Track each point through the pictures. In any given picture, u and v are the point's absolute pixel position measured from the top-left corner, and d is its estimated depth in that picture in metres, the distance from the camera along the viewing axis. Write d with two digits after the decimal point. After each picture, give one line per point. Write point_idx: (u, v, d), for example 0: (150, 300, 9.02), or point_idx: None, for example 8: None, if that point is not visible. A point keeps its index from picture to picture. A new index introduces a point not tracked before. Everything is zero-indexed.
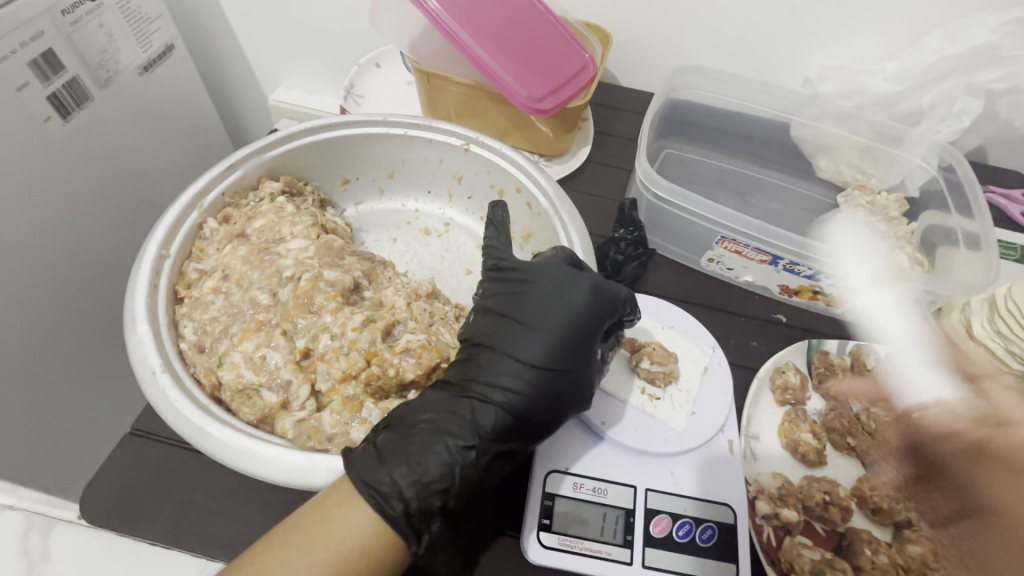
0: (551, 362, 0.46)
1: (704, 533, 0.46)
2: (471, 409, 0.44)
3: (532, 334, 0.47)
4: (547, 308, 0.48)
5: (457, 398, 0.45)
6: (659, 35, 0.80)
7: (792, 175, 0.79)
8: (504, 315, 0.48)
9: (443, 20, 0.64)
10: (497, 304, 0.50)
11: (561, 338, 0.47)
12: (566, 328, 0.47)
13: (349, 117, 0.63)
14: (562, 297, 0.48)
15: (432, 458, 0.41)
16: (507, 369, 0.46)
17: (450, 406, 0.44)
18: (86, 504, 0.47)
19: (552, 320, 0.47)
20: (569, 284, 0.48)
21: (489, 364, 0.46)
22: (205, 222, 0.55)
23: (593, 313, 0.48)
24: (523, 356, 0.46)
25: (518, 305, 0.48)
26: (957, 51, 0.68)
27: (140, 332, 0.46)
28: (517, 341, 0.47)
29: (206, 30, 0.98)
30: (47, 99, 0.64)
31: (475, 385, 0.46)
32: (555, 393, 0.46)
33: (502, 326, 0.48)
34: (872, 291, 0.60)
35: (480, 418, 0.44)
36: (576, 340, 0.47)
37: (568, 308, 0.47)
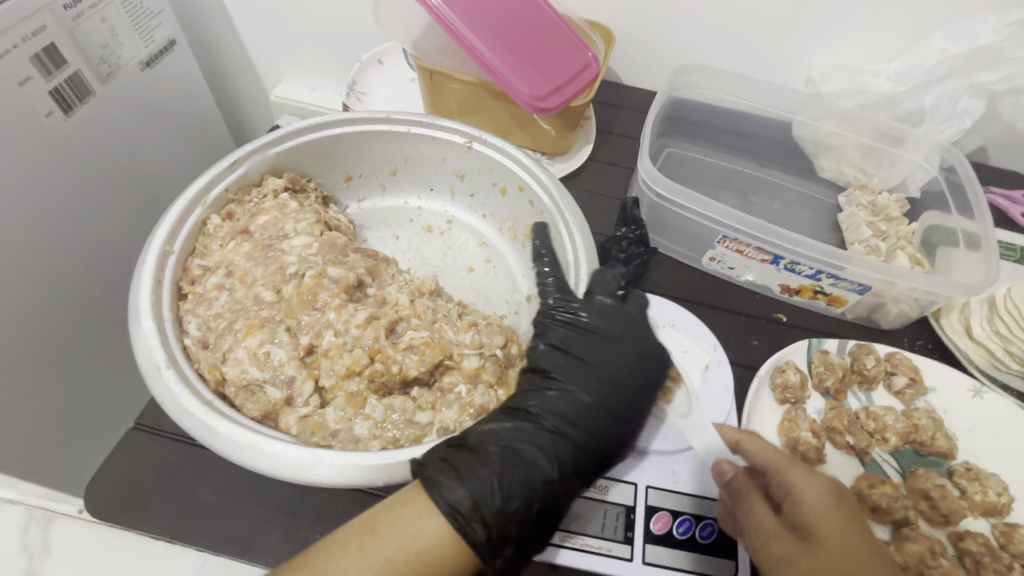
0: (623, 401, 0.48)
1: (704, 530, 0.47)
2: (548, 439, 0.45)
3: (605, 379, 0.49)
4: (618, 348, 0.51)
5: (535, 427, 0.45)
6: (662, 33, 0.80)
7: (793, 174, 0.79)
8: (578, 353, 0.50)
9: (447, 17, 0.64)
10: (567, 343, 0.51)
11: (630, 385, 0.49)
12: (637, 371, 0.50)
13: (352, 114, 0.63)
14: (632, 342, 0.52)
15: (514, 482, 0.41)
16: (582, 408, 0.47)
17: (531, 435, 0.44)
18: (91, 498, 0.47)
19: (625, 361, 0.50)
20: (638, 330, 0.53)
21: (563, 399, 0.47)
22: (209, 218, 0.55)
23: (658, 359, 0.52)
24: (595, 392, 0.48)
25: (589, 345, 0.51)
26: (960, 51, 0.68)
27: (145, 328, 0.46)
28: (590, 379, 0.49)
29: (208, 25, 0.98)
30: (48, 93, 0.64)
31: (548, 418, 0.46)
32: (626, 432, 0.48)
33: (574, 364, 0.50)
34: (873, 290, 0.60)
35: (558, 449, 0.45)
36: (645, 380, 0.50)
37: (637, 351, 0.51)
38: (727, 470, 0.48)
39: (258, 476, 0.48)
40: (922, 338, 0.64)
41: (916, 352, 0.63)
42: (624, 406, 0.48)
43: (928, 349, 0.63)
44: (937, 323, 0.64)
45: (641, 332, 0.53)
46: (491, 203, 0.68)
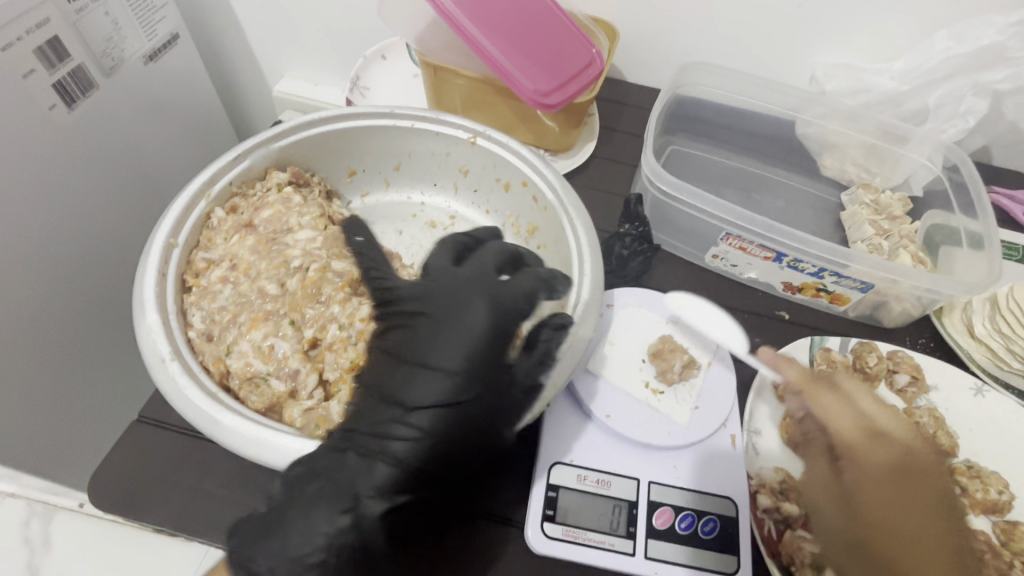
0: (454, 395, 0.43)
1: (706, 525, 0.47)
2: (364, 466, 0.41)
3: (421, 374, 0.43)
4: (439, 333, 0.44)
5: (354, 451, 0.42)
6: (666, 29, 0.80)
7: (797, 173, 0.79)
8: (399, 350, 0.44)
9: (452, 13, 0.64)
10: (389, 340, 0.45)
11: (457, 371, 0.43)
12: (469, 352, 0.44)
13: (357, 109, 0.62)
14: (458, 317, 0.44)
15: (310, 527, 0.39)
16: (395, 415, 0.43)
17: (350, 468, 0.41)
18: (94, 491, 0.47)
19: (449, 346, 0.43)
20: (464, 304, 0.45)
21: (380, 409, 0.43)
22: (213, 211, 0.55)
23: (495, 331, 0.45)
24: (414, 393, 0.43)
25: (408, 335, 0.45)
26: (965, 50, 0.68)
27: (149, 321, 0.46)
28: (404, 379, 0.43)
29: (211, 20, 0.98)
30: (51, 86, 0.64)
31: (364, 435, 0.42)
32: (468, 425, 0.43)
33: (394, 365, 0.44)
34: (876, 288, 0.60)
35: (380, 472, 0.41)
36: (478, 360, 0.44)
37: (464, 330, 0.44)
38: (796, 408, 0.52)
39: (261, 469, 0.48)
40: (924, 336, 0.64)
41: (918, 350, 0.63)
42: (445, 398, 0.42)
43: (930, 348, 0.63)
44: (939, 321, 0.64)
45: (467, 302, 0.45)
46: (494, 199, 0.68)
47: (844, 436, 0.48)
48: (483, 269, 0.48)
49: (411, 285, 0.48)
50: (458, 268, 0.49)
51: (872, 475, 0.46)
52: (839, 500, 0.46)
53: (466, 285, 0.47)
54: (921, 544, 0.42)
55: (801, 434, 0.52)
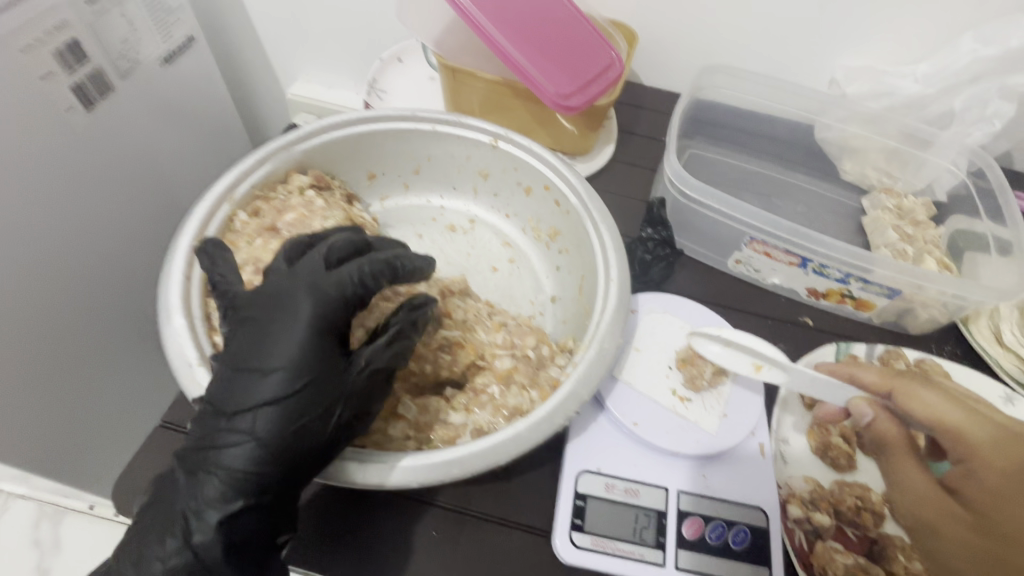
0: (282, 395, 0.39)
1: (737, 536, 0.46)
2: (201, 480, 0.39)
3: (241, 379, 0.40)
4: (263, 332, 0.41)
5: (195, 461, 0.39)
6: (686, 31, 0.79)
7: (818, 177, 0.78)
8: (230, 357, 0.41)
9: (472, 17, 0.64)
10: (229, 345, 0.42)
11: (275, 369, 0.39)
12: (292, 348, 0.40)
13: (378, 112, 0.62)
14: (279, 313, 0.41)
15: (157, 550, 0.39)
16: (221, 425, 0.39)
17: (192, 482, 0.39)
18: (120, 497, 0.46)
19: (274, 344, 0.40)
20: (286, 297, 0.42)
21: (215, 419, 0.40)
22: (237, 214, 0.55)
23: (321, 324, 0.41)
24: (241, 397, 0.39)
25: (240, 336, 0.42)
26: (991, 53, 0.67)
27: (176, 325, 0.45)
28: (228, 387, 0.40)
29: (225, 23, 0.98)
30: (69, 88, 0.64)
31: (210, 447, 0.39)
32: (303, 425, 0.39)
33: (223, 372, 0.41)
34: (902, 295, 0.59)
35: (213, 484, 0.38)
36: (308, 354, 0.40)
37: (287, 327, 0.41)
38: (867, 412, 0.49)
39: None
40: (950, 343, 0.63)
41: (946, 358, 0.61)
42: (267, 400, 0.39)
43: (957, 355, 0.62)
44: (967, 329, 0.63)
45: (292, 295, 0.42)
46: (515, 202, 0.67)
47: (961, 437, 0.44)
48: (314, 261, 0.44)
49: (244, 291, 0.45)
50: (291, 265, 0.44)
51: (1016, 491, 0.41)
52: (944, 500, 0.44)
53: (288, 280, 0.43)
54: None
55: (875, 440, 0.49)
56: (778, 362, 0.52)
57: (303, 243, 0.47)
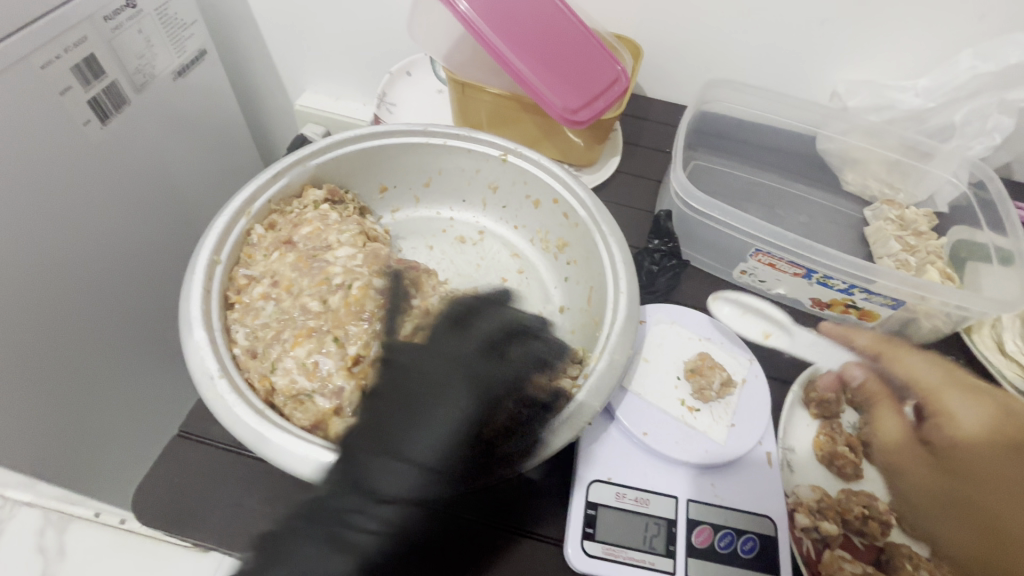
0: (423, 488, 0.44)
1: (746, 544, 0.47)
2: (318, 550, 0.41)
3: (393, 458, 0.45)
4: (415, 422, 0.47)
5: (314, 532, 0.42)
6: (689, 45, 0.81)
7: (821, 189, 0.79)
8: (378, 433, 0.46)
9: (482, 32, 0.65)
10: (370, 416, 0.47)
11: (435, 458, 0.46)
12: (447, 443, 0.46)
13: (391, 127, 0.63)
14: (435, 403, 0.48)
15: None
16: (372, 495, 0.43)
17: (303, 549, 0.41)
18: (138, 508, 0.46)
19: (428, 438, 0.46)
20: (448, 391, 0.49)
21: (346, 492, 0.43)
22: (253, 228, 0.56)
23: (473, 423, 0.47)
24: (383, 480, 0.44)
25: (392, 420, 0.47)
26: (989, 69, 0.68)
27: (197, 338, 0.46)
28: (382, 467, 0.45)
29: (236, 37, 1.00)
30: (87, 103, 0.66)
31: (340, 520, 0.42)
32: (435, 521, 0.44)
33: (377, 446, 0.46)
34: (906, 305, 0.60)
35: (338, 560, 0.41)
36: (460, 448, 0.46)
37: (446, 418, 0.47)
38: (856, 373, 0.53)
39: (303, 483, 0.48)
40: (953, 353, 0.64)
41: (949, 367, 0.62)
42: (426, 486, 0.44)
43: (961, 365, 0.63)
44: (969, 338, 0.64)
45: (452, 392, 0.48)
46: (523, 215, 0.69)
47: (931, 390, 0.44)
48: (469, 349, 0.51)
49: (401, 359, 0.50)
50: (449, 347, 0.51)
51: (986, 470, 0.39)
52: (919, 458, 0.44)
53: (447, 372, 0.49)
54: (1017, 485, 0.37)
55: (866, 397, 0.51)
56: (782, 327, 0.63)
57: (456, 316, 0.54)
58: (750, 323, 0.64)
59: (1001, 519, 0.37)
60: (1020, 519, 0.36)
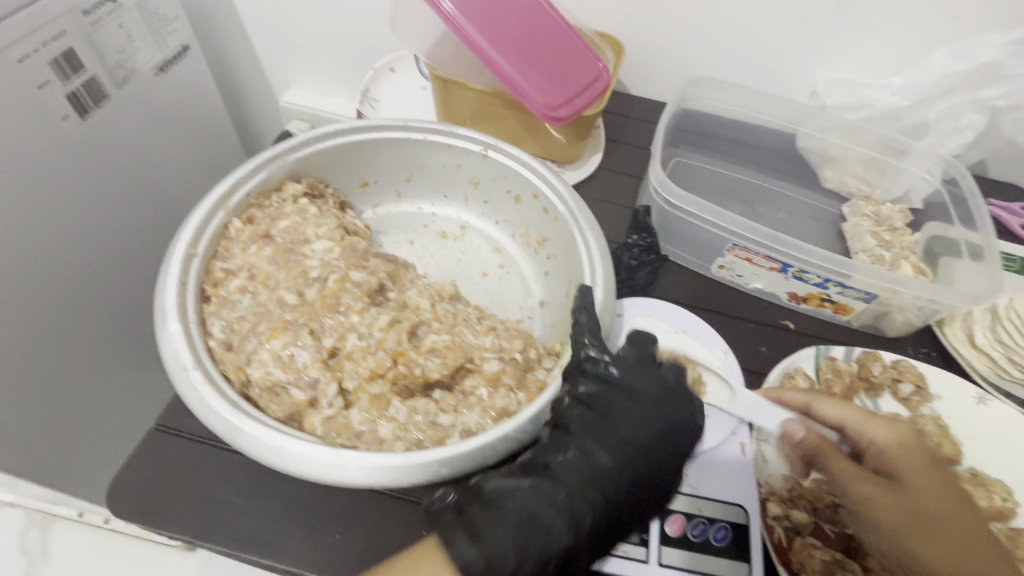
0: (655, 477, 0.45)
1: (718, 532, 0.48)
2: (552, 501, 0.42)
3: (624, 445, 0.45)
4: (663, 414, 0.47)
5: (556, 491, 0.42)
6: (670, 43, 0.82)
7: (800, 185, 0.80)
8: (610, 417, 0.46)
9: (463, 28, 0.65)
10: (599, 401, 0.47)
11: (652, 454, 0.45)
12: (661, 445, 0.46)
13: (372, 122, 0.63)
14: (665, 406, 0.47)
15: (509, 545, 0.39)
16: (601, 466, 0.44)
17: (543, 496, 0.42)
18: (111, 499, 0.46)
19: (661, 430, 0.46)
20: (687, 392, 0.49)
21: (595, 459, 0.44)
22: (231, 222, 0.56)
23: (697, 428, 0.48)
24: (617, 457, 0.44)
25: (622, 406, 0.46)
26: (962, 68, 0.70)
27: (171, 330, 0.46)
28: (617, 447, 0.45)
29: (220, 33, 1.00)
30: (65, 97, 0.65)
31: (577, 483, 0.43)
32: (650, 507, 0.45)
33: (603, 428, 0.45)
34: (879, 299, 0.61)
35: (575, 513, 0.42)
36: (669, 452, 0.46)
37: (669, 424, 0.47)
38: (799, 430, 0.51)
39: (279, 474, 0.48)
40: (926, 346, 0.65)
41: (920, 359, 0.64)
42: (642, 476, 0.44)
43: (933, 358, 0.64)
44: (940, 331, 0.65)
45: (684, 396, 0.48)
46: (504, 210, 0.69)
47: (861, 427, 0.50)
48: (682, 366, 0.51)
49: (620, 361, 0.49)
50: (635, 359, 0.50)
51: (936, 496, 0.45)
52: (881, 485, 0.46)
53: (664, 377, 0.49)
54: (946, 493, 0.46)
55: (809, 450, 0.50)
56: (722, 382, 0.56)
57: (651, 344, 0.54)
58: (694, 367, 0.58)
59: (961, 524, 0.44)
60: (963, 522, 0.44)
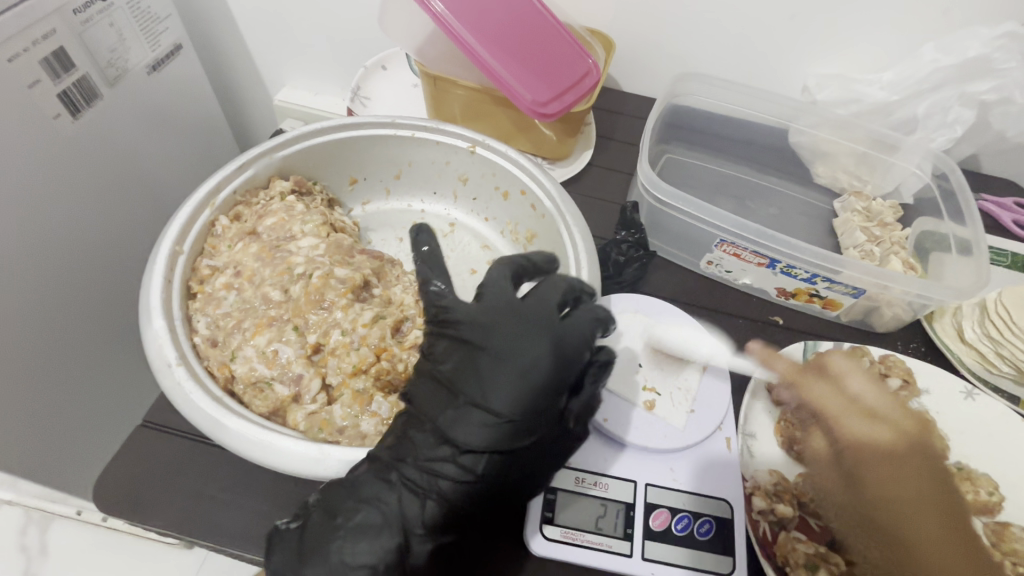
0: (497, 436, 0.43)
1: (702, 527, 0.48)
2: (380, 498, 0.42)
3: (472, 406, 0.43)
4: (507, 367, 0.44)
5: (385, 487, 0.42)
6: (661, 40, 0.82)
7: (791, 181, 0.80)
8: (457, 378, 0.44)
9: (451, 25, 0.65)
10: (446, 365, 0.45)
11: (511, 403, 0.43)
12: (518, 391, 0.43)
13: (359, 119, 0.64)
14: (515, 353, 0.44)
15: (362, 547, 0.40)
16: (464, 426, 0.43)
17: (370, 495, 0.42)
18: (99, 494, 0.47)
19: (505, 387, 0.43)
20: (541, 338, 0.45)
21: (423, 441, 0.44)
22: (218, 219, 0.56)
23: (557, 376, 0.44)
24: (453, 429, 0.43)
25: (463, 372, 0.44)
26: (951, 62, 0.70)
27: (156, 327, 0.47)
28: (461, 414, 0.43)
29: (214, 31, 1.00)
30: (57, 96, 0.66)
31: (409, 467, 0.43)
32: (507, 466, 0.43)
33: (451, 395, 0.44)
34: (867, 294, 0.61)
35: (405, 504, 0.42)
36: (525, 397, 0.43)
37: (518, 368, 0.44)
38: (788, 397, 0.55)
39: (265, 470, 0.48)
40: (915, 341, 0.65)
41: (909, 354, 0.64)
42: (501, 429, 0.43)
43: (921, 352, 0.64)
44: (929, 326, 0.65)
45: (536, 342, 0.45)
46: (493, 207, 0.69)
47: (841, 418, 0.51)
48: (548, 301, 0.48)
49: (466, 314, 0.47)
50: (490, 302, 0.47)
51: (889, 489, 0.46)
52: (842, 469, 0.49)
53: (516, 320, 0.46)
54: (913, 501, 0.45)
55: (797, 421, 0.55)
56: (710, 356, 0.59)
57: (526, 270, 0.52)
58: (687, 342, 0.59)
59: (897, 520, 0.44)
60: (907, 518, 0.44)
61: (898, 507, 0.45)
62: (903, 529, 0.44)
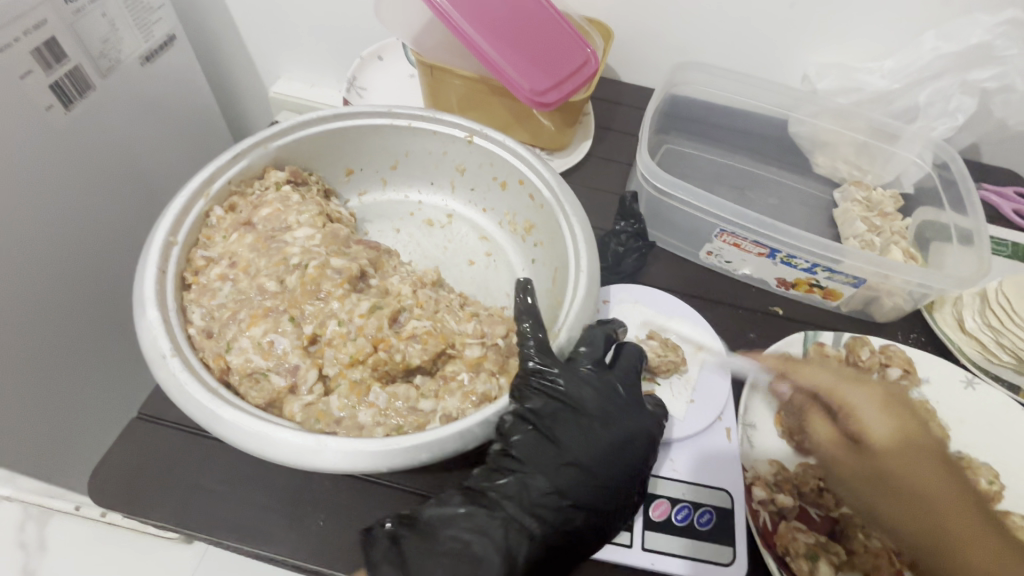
0: (598, 496, 0.45)
1: (702, 517, 0.48)
2: (486, 531, 0.42)
3: (576, 465, 0.45)
4: (611, 435, 0.47)
5: (490, 519, 0.43)
6: (660, 29, 0.81)
7: (792, 171, 0.80)
8: (558, 432, 0.46)
9: (448, 14, 0.64)
10: (546, 420, 0.46)
11: (614, 466, 0.46)
12: (621, 457, 0.47)
13: (354, 108, 0.63)
14: (617, 421, 0.48)
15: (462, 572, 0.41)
16: (567, 478, 0.45)
17: (477, 527, 0.42)
18: (94, 487, 0.46)
19: (601, 449, 0.46)
20: (636, 409, 0.49)
21: (536, 485, 0.44)
22: (212, 210, 0.55)
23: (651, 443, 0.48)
24: (559, 477, 0.45)
25: (567, 425, 0.47)
26: (952, 49, 0.69)
27: (149, 318, 0.46)
28: (564, 469, 0.45)
29: (208, 23, 0.99)
30: (49, 87, 0.65)
31: (513, 505, 0.44)
32: (601, 528, 0.45)
33: (552, 449, 0.46)
34: (867, 283, 0.61)
35: (511, 541, 0.42)
36: (626, 464, 0.46)
37: (623, 437, 0.47)
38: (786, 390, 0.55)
39: (263, 463, 0.48)
40: (915, 330, 0.65)
41: (910, 344, 0.63)
42: (605, 491, 0.45)
43: (922, 342, 0.64)
44: (929, 316, 0.65)
45: (632, 411, 0.49)
46: (491, 197, 0.69)
47: (835, 391, 0.49)
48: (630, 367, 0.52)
49: (569, 374, 0.48)
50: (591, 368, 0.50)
51: (910, 465, 0.44)
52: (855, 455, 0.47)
53: (612, 388, 0.50)
54: (926, 469, 0.44)
55: (794, 410, 0.53)
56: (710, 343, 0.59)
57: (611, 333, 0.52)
58: (686, 331, 0.60)
59: (922, 496, 0.43)
60: (934, 490, 0.43)
61: (916, 481, 0.43)
62: (924, 515, 0.42)
